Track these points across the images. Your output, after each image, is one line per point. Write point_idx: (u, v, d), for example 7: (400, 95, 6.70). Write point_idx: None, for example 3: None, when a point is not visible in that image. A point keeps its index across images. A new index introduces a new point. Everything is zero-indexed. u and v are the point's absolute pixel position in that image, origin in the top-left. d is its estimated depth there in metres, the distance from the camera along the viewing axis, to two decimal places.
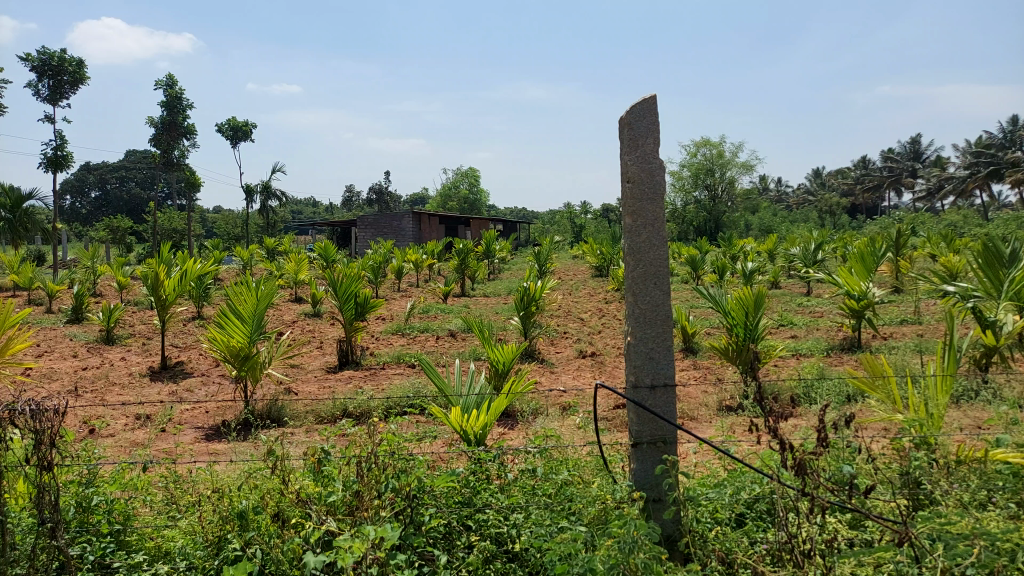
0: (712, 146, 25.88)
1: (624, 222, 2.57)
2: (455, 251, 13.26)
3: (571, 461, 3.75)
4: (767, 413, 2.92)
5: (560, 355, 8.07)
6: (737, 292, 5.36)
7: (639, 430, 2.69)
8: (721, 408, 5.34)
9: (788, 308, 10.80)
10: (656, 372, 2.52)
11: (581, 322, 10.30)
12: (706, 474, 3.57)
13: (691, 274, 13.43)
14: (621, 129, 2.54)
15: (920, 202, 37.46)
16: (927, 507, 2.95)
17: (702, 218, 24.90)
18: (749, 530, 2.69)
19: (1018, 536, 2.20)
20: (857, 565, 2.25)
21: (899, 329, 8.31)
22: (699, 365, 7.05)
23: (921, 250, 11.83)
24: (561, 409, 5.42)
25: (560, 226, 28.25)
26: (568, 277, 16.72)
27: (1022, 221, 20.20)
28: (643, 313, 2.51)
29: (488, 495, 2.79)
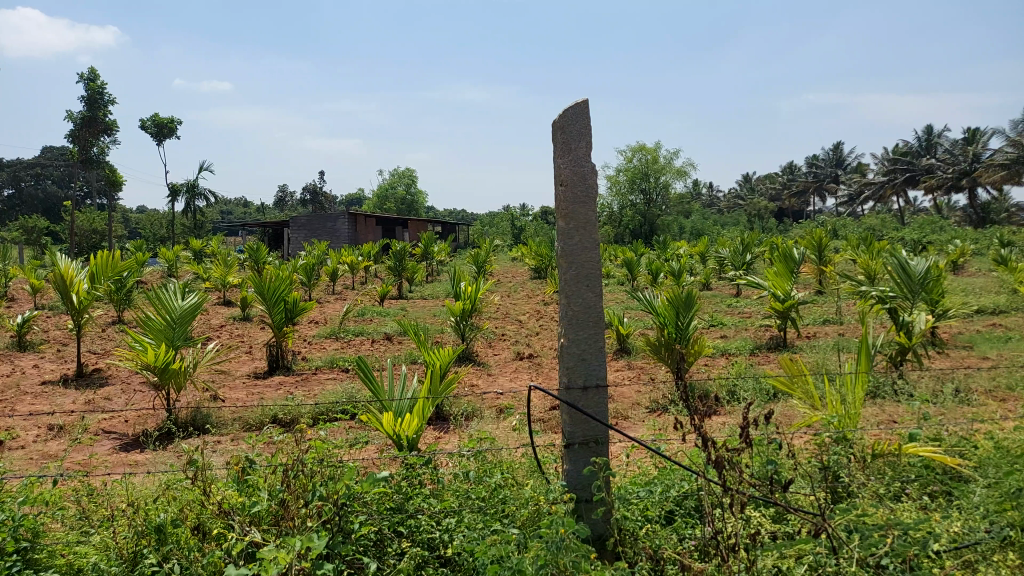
0: (647, 151, 26.39)
1: (557, 224, 2.58)
2: (392, 253, 13.10)
3: (505, 463, 3.76)
4: (692, 411, 3.00)
5: (497, 357, 8.09)
6: (669, 293, 5.49)
7: (571, 431, 2.70)
8: (653, 408, 5.46)
9: (718, 309, 11.16)
10: (589, 373, 2.54)
11: (518, 324, 10.34)
12: (638, 472, 3.64)
13: (627, 276, 13.65)
14: (553, 132, 2.55)
15: (842, 207, 39.32)
16: (845, 499, 3.10)
17: (637, 222, 25.43)
18: (678, 527, 2.76)
19: (927, 526, 2.32)
20: (780, 557, 2.32)
21: (822, 328, 8.66)
22: (633, 365, 7.19)
23: (842, 253, 12.41)
24: (497, 411, 5.42)
25: (500, 229, 28.33)
26: (507, 278, 16.79)
27: (934, 226, 21.57)
28: (575, 315, 2.53)
29: (420, 500, 2.75)
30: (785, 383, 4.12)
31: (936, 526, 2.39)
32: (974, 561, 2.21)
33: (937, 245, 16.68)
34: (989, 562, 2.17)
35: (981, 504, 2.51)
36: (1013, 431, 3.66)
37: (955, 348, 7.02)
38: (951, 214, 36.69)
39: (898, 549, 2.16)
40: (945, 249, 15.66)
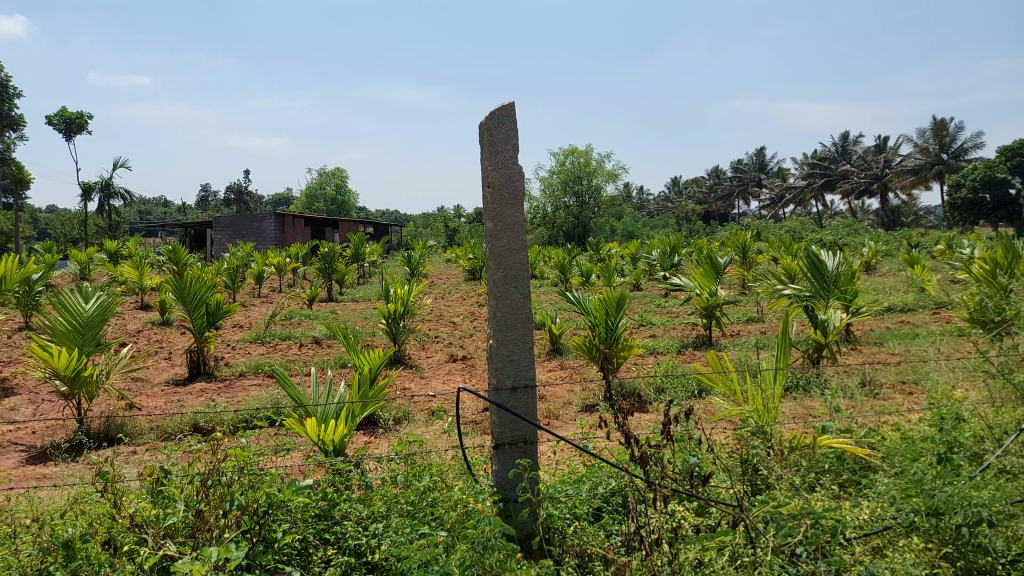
0: (579, 154, 26.68)
1: (485, 226, 2.58)
2: (321, 255, 12.82)
3: (435, 466, 3.74)
4: (618, 410, 3.05)
5: (430, 360, 8.03)
6: (598, 293, 5.58)
7: (500, 432, 2.71)
8: (583, 408, 5.53)
9: (647, 309, 11.42)
10: (518, 373, 2.55)
11: (452, 326, 10.29)
12: (567, 471, 3.69)
13: (559, 277, 13.77)
14: (480, 135, 2.56)
15: (764, 210, 40.87)
16: (763, 491, 3.23)
17: (570, 224, 25.72)
18: (606, 524, 2.81)
19: (838, 514, 2.42)
20: (702, 549, 2.38)
21: (745, 327, 8.98)
22: (565, 366, 7.27)
23: (764, 254, 12.89)
24: (427, 414, 5.39)
25: (434, 230, 28.16)
26: (441, 280, 16.71)
27: (849, 228, 22.68)
28: (504, 317, 2.54)
29: (346, 507, 2.70)
30: (711, 381, 4.23)
31: (846, 514, 2.51)
32: (882, 546, 2.33)
33: (852, 247, 17.51)
34: (895, 547, 2.29)
35: (887, 491, 2.65)
36: (916, 422, 3.88)
37: (866, 345, 7.40)
38: (864, 217, 38.67)
39: (812, 537, 2.25)
40: (859, 250, 16.49)
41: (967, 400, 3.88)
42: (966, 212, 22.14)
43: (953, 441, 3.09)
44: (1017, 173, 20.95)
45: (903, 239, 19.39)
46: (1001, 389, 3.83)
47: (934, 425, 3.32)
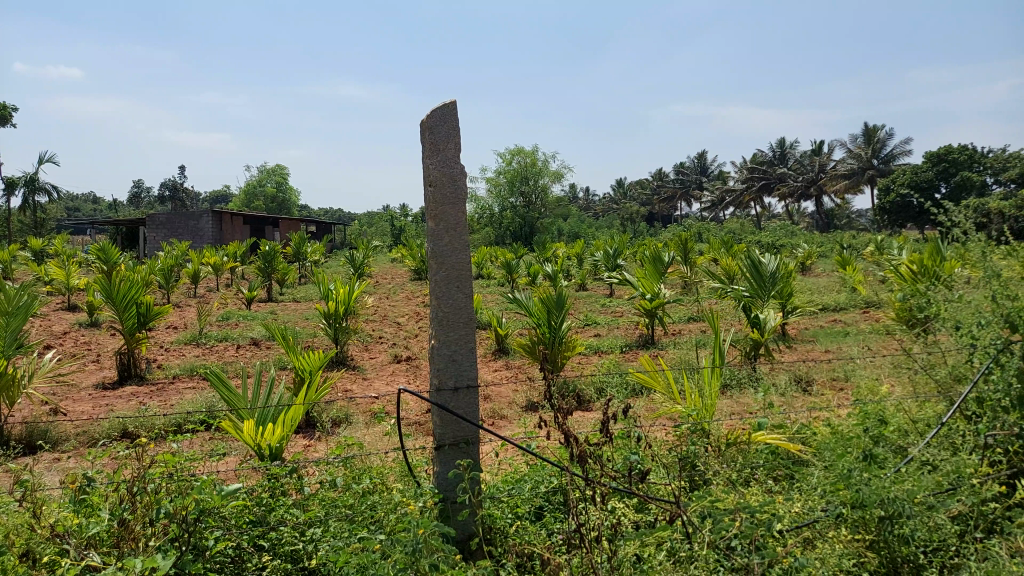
0: (525, 154, 26.81)
1: (427, 225, 2.55)
2: (261, 254, 12.51)
3: (375, 468, 3.69)
4: (559, 409, 3.06)
5: (373, 361, 7.92)
6: (541, 293, 5.59)
7: (441, 433, 2.68)
8: (527, 408, 5.55)
9: (592, 309, 11.54)
10: (460, 374, 2.53)
11: (397, 326, 10.19)
12: (510, 470, 3.69)
13: (505, 277, 13.78)
14: (421, 133, 2.53)
15: (705, 212, 41.83)
16: (701, 486, 3.30)
17: (517, 224, 25.80)
18: (547, 522, 2.82)
19: (771, 508, 2.47)
20: (640, 545, 2.40)
21: (686, 326, 9.16)
22: (510, 365, 7.28)
23: (705, 255, 13.19)
24: (369, 416, 5.31)
25: (379, 229, 27.83)
26: (386, 280, 16.54)
27: (786, 230, 23.42)
28: (446, 317, 2.51)
29: (283, 512, 2.63)
30: (651, 380, 4.29)
31: (779, 508, 2.56)
32: (812, 537, 2.39)
33: (788, 249, 18.11)
34: (824, 538, 2.36)
35: (818, 484, 2.72)
36: (845, 418, 4.03)
37: (801, 343, 7.65)
38: (800, 219, 40.02)
39: (746, 531, 2.30)
40: (795, 252, 17.06)
41: (893, 396, 4.04)
42: (895, 216, 23.22)
43: (879, 435, 3.20)
44: (941, 179, 22.09)
45: (836, 240, 20.19)
46: (925, 385, 4.00)
47: (862, 421, 3.44)
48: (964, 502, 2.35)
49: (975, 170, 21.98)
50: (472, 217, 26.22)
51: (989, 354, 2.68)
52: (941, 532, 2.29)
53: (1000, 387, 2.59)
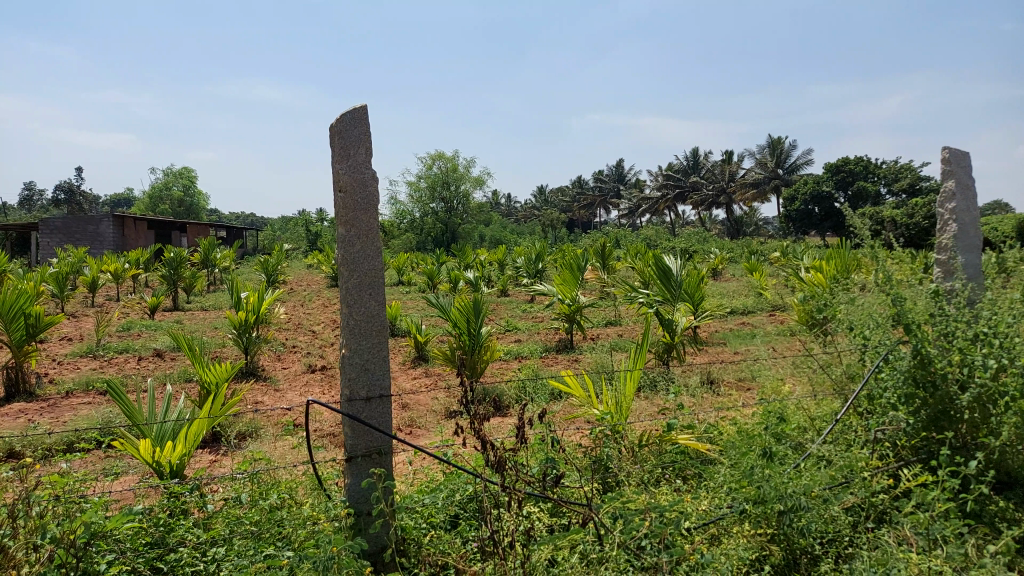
0: (445, 159, 26.54)
1: (338, 231, 2.49)
2: (166, 261, 11.88)
3: (284, 483, 3.58)
4: (473, 416, 3.04)
5: (286, 371, 7.68)
6: (461, 299, 5.50)
7: (353, 444, 2.61)
8: (446, 415, 5.51)
9: (513, 314, 11.59)
10: (372, 383, 2.47)
11: (312, 335, 9.90)
12: (425, 479, 3.66)
13: (426, 283, 13.66)
14: (331, 137, 2.48)
15: (624, 218, 42.80)
16: (614, 487, 3.37)
17: (438, 230, 25.60)
18: (462, 530, 2.80)
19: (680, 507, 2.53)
20: (554, 549, 2.44)
21: (604, 331, 9.33)
22: (429, 372, 7.22)
23: (622, 260, 13.50)
24: (280, 428, 5.14)
25: (294, 234, 27.03)
26: (302, 286, 16.08)
27: (699, 237, 24.23)
28: (357, 325, 2.45)
29: (184, 532, 2.50)
30: (566, 385, 4.30)
31: (688, 506, 2.65)
32: (718, 534, 2.47)
33: (702, 256, 18.68)
34: (729, 534, 2.45)
35: (724, 482, 2.81)
36: (750, 417, 4.19)
37: (711, 345, 7.94)
38: (713, 225, 41.52)
39: (655, 530, 2.33)
40: (708, 257, 17.68)
41: (794, 395, 4.24)
42: (798, 223, 24.47)
43: (779, 433, 3.36)
44: (840, 189, 23.41)
45: (745, 246, 21.05)
46: (822, 383, 4.21)
47: (764, 420, 3.58)
48: (856, 495, 2.48)
49: (871, 181, 23.39)
50: (392, 222, 25.83)
51: (879, 353, 2.82)
52: (836, 523, 2.38)
53: (887, 385, 2.73)
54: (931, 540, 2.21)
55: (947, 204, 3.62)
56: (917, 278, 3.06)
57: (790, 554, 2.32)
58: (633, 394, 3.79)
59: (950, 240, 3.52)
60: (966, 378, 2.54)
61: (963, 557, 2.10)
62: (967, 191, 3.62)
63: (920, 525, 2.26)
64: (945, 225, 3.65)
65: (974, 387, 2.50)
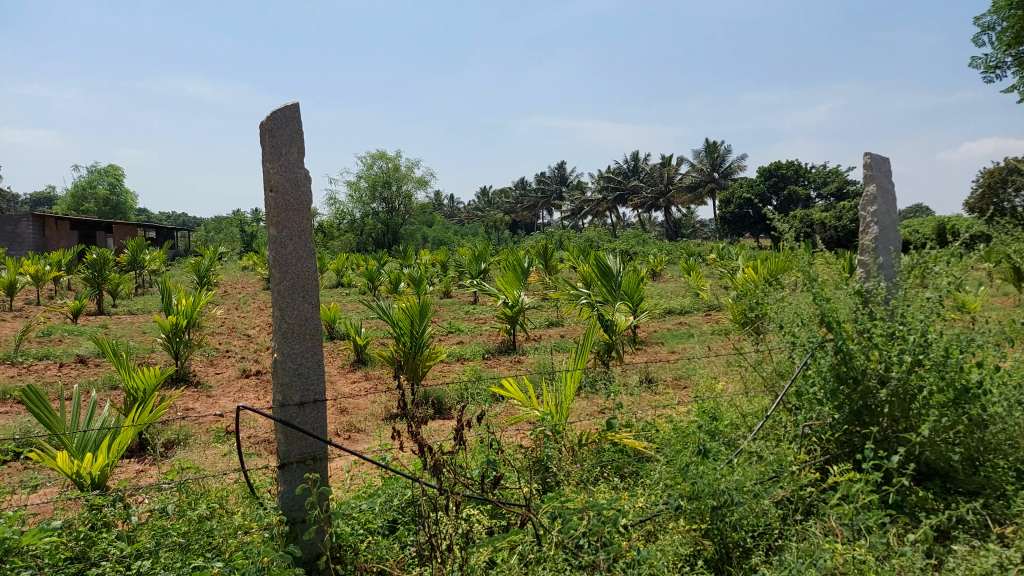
0: (387, 159, 26.21)
1: (269, 232, 2.41)
2: (89, 262, 11.34)
3: (215, 491, 3.46)
4: (410, 418, 2.99)
5: (219, 376, 7.44)
6: (404, 301, 5.43)
7: (287, 450, 2.53)
8: (385, 419, 5.43)
9: (456, 316, 11.54)
10: (306, 388, 2.40)
11: (246, 339, 9.62)
12: (362, 484, 3.60)
13: (367, 285, 13.46)
14: (261, 135, 2.40)
15: (566, 220, 43.23)
16: (553, 488, 3.39)
17: (380, 230, 25.27)
18: (400, 535, 2.76)
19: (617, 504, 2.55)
20: (493, 551, 2.43)
21: (546, 331, 9.39)
22: (369, 375, 7.11)
23: (565, 261, 13.61)
24: (212, 435, 4.98)
25: (229, 235, 26.23)
26: (237, 289, 15.62)
27: (639, 238, 24.64)
28: (290, 328, 2.38)
29: (106, 545, 2.39)
30: (506, 387, 4.27)
31: (624, 504, 2.68)
32: (654, 530, 2.50)
33: (641, 257, 19.00)
34: (665, 530, 2.49)
35: (660, 479, 2.85)
36: (686, 415, 4.28)
37: (650, 344, 8.08)
38: (654, 228, 42.32)
39: (593, 529, 2.35)
40: (647, 258, 18.01)
41: (728, 393, 4.35)
42: (733, 225, 25.19)
43: (713, 430, 3.44)
44: (772, 192, 24.21)
45: (683, 247, 21.53)
46: (754, 381, 4.33)
47: (699, 417, 3.66)
48: (785, 489, 2.55)
49: (802, 185, 24.26)
50: (331, 223, 25.36)
51: (805, 350, 2.91)
52: (767, 518, 2.44)
53: (814, 381, 2.83)
54: (856, 530, 2.29)
55: (868, 207, 3.79)
56: (841, 279, 3.18)
57: (722, 547, 2.38)
58: (574, 396, 3.80)
59: (871, 242, 3.67)
60: (884, 373, 2.66)
61: (885, 547, 2.18)
62: (887, 195, 3.82)
63: (845, 516, 2.35)
64: (866, 227, 3.81)
65: (893, 382, 2.61)
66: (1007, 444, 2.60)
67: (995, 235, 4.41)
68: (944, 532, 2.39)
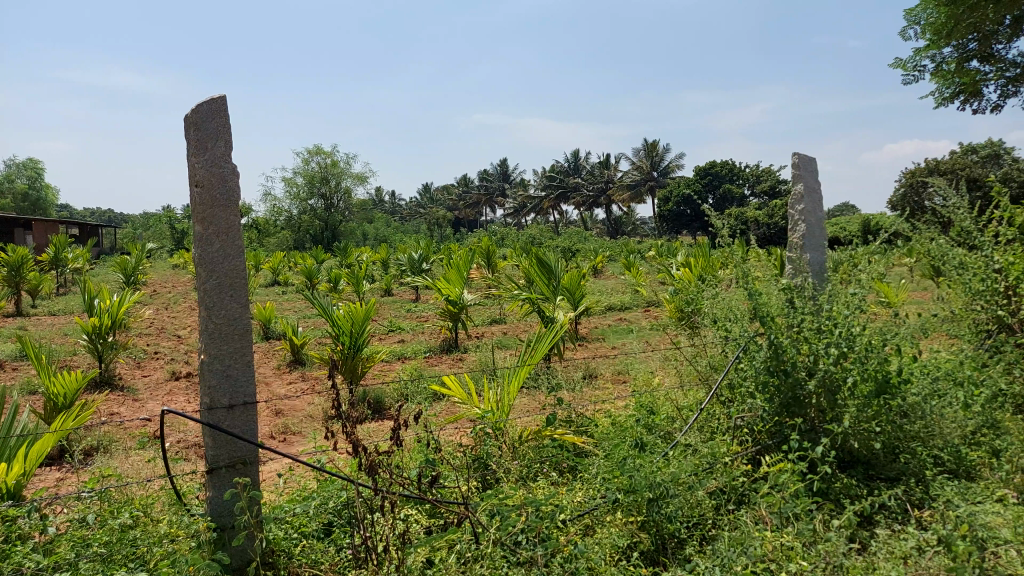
0: (325, 155, 25.65)
1: (194, 229, 2.30)
2: (5, 261, 10.72)
3: (139, 498, 3.31)
4: (346, 418, 2.92)
5: (147, 380, 7.14)
6: (346, 302, 5.29)
7: (215, 454, 2.43)
8: (323, 420, 5.31)
9: (397, 314, 11.42)
10: (235, 390, 2.31)
11: (177, 340, 9.27)
12: (297, 488, 3.51)
13: (305, 283, 13.16)
14: (185, 128, 2.29)
15: (509, 218, 43.33)
16: (492, 485, 3.38)
17: (318, 227, 24.74)
18: (336, 538, 2.69)
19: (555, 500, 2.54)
20: (431, 550, 2.40)
21: (488, 329, 9.36)
22: (306, 376, 6.95)
23: (507, 259, 13.62)
24: (138, 441, 4.76)
25: (158, 233, 25.23)
26: (166, 288, 15.04)
27: (581, 236, 24.87)
28: (217, 329, 2.28)
29: (20, 556, 2.24)
30: (445, 386, 4.22)
31: (562, 498, 2.69)
32: (591, 524, 2.51)
33: (582, 254, 19.14)
34: (602, 523, 2.50)
35: (598, 473, 2.87)
36: (623, 409, 4.34)
37: (592, 341, 8.16)
38: (595, 226, 42.87)
39: (531, 524, 2.34)
40: (588, 256, 18.21)
41: (664, 387, 4.42)
42: (671, 223, 25.70)
43: (650, 423, 3.50)
44: (709, 191, 24.79)
45: (624, 244, 21.84)
46: (689, 374, 4.42)
47: (637, 412, 3.70)
48: (718, 480, 2.61)
49: (737, 184, 25.00)
50: (267, 219, 24.67)
51: (738, 344, 2.98)
52: (701, 508, 2.50)
53: (746, 374, 2.90)
54: (784, 518, 2.35)
55: (795, 206, 3.90)
56: (772, 274, 3.26)
57: (659, 538, 2.41)
58: (515, 394, 3.79)
59: (800, 239, 3.79)
60: (812, 365, 2.74)
61: (812, 533, 2.24)
62: (814, 194, 3.95)
63: (774, 505, 2.41)
64: (794, 225, 3.93)
65: (821, 374, 2.69)
66: (924, 432, 2.72)
67: (916, 233, 4.59)
68: (867, 517, 2.48)
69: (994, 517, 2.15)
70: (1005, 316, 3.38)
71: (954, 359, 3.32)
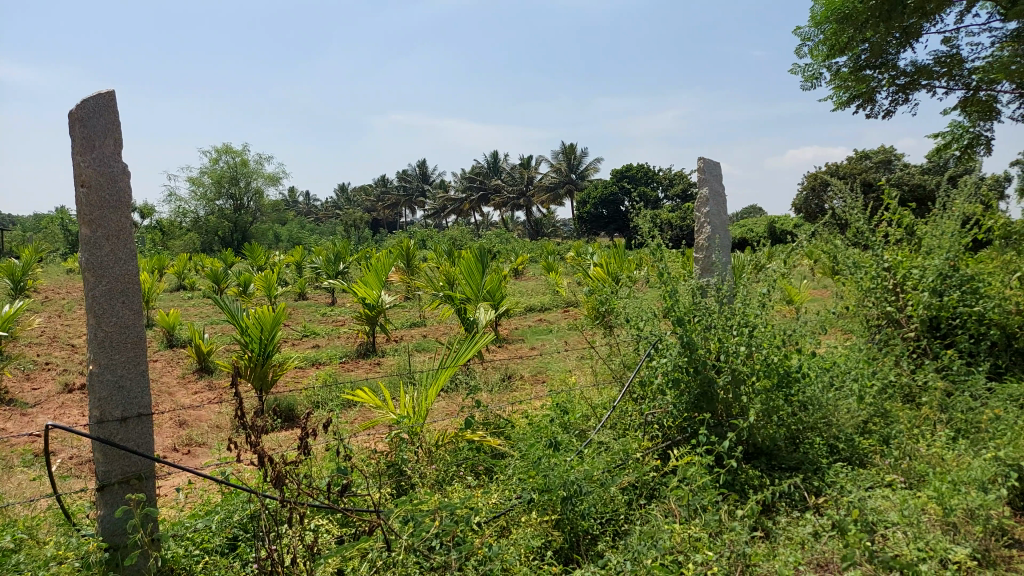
0: (234, 154, 24.65)
1: (80, 232, 2.14)
2: None
3: (23, 520, 3.07)
4: (251, 428, 2.79)
5: (37, 392, 6.67)
6: (255, 308, 5.07)
7: (106, 470, 2.27)
8: (230, 430, 5.10)
9: (312, 318, 11.11)
10: (128, 401, 2.17)
11: (70, 350, 8.67)
12: (200, 501, 3.34)
13: (213, 288, 12.60)
14: (70, 124, 2.11)
15: (428, 218, 43.02)
16: (406, 491, 3.31)
17: (226, 228, 23.78)
18: (241, 552, 2.57)
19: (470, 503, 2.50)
20: (341, 560, 2.31)
21: (407, 332, 9.24)
22: (214, 385, 6.65)
23: (427, 260, 13.49)
24: (23, 459, 4.43)
25: (50, 235, 23.61)
26: (59, 294, 14.10)
27: (501, 237, 24.97)
28: (107, 338, 2.13)
29: None
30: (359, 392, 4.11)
31: (478, 501, 2.66)
32: (506, 525, 2.49)
33: (503, 256, 19.20)
34: (517, 523, 2.49)
35: (514, 474, 2.86)
36: (540, 409, 4.36)
37: (512, 342, 8.18)
38: (515, 227, 43.15)
39: (445, 529, 2.29)
40: (508, 257, 18.29)
41: (579, 386, 4.47)
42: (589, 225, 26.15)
43: (565, 423, 3.53)
44: (625, 194, 25.39)
45: (543, 245, 22.06)
46: (603, 373, 4.49)
47: (552, 412, 3.72)
48: (630, 476, 2.65)
49: (651, 187, 25.70)
50: (172, 221, 23.51)
51: (650, 343, 3.04)
52: (614, 504, 2.55)
53: (657, 372, 2.96)
54: (693, 510, 2.41)
55: (702, 209, 4.03)
56: (682, 274, 3.35)
57: (572, 535, 2.43)
58: (431, 398, 3.72)
59: (707, 241, 3.91)
60: (721, 362, 2.82)
61: (718, 524, 2.31)
62: (718, 197, 4.09)
63: (683, 498, 2.47)
64: (701, 227, 4.06)
65: (729, 371, 2.78)
66: (822, 422, 2.85)
67: (817, 234, 4.80)
68: (769, 505, 2.58)
69: (883, 500, 2.27)
70: (895, 311, 3.59)
71: (848, 353, 3.50)
